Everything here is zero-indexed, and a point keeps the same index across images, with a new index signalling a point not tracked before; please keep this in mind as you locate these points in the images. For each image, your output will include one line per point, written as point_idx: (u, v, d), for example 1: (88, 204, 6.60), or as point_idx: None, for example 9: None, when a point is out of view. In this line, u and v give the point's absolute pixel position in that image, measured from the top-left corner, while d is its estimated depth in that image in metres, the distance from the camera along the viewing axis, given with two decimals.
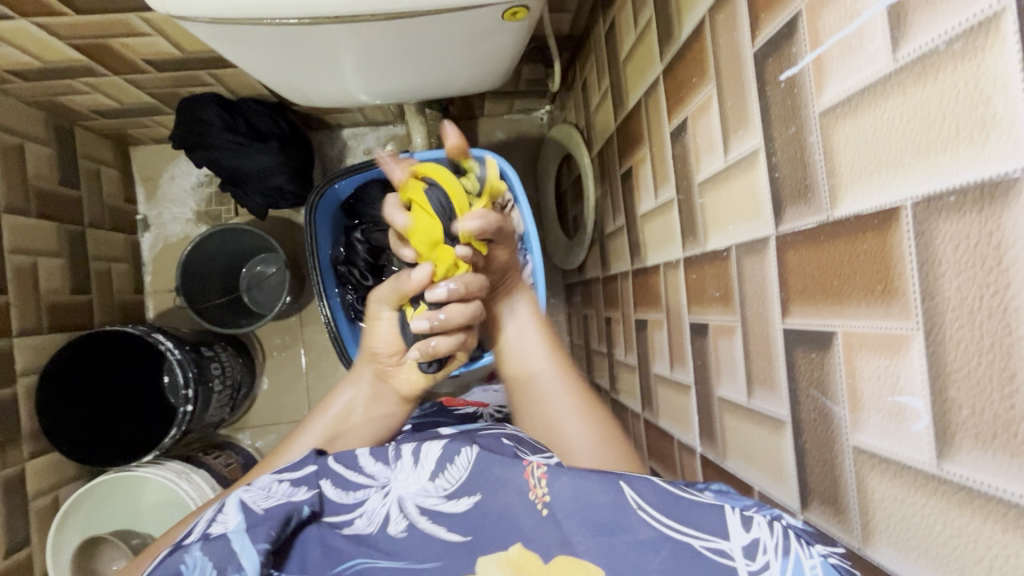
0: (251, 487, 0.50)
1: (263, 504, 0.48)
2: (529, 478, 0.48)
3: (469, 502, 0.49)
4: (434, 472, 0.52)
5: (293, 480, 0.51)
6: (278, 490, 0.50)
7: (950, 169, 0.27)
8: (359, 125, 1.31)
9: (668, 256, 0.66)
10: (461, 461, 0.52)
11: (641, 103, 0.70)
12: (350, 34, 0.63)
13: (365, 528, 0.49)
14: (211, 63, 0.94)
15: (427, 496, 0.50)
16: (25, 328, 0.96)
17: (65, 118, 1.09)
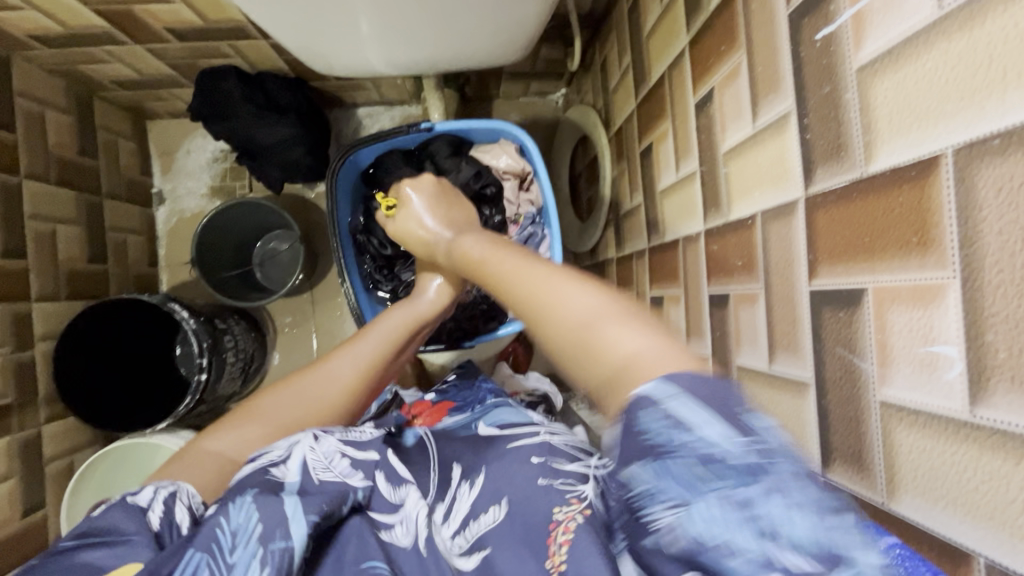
0: (317, 444, 0.55)
1: (320, 475, 0.52)
2: (552, 542, 0.46)
3: (479, 558, 0.50)
4: (460, 528, 0.55)
5: (353, 459, 0.56)
6: (337, 464, 0.55)
7: (994, 112, 0.27)
8: (374, 104, 1.31)
9: (687, 230, 0.66)
10: (486, 518, 0.54)
11: (664, 77, 0.69)
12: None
13: (401, 538, 0.53)
14: (232, 33, 0.95)
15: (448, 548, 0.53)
16: (43, 293, 0.97)
17: (84, 88, 1.10)
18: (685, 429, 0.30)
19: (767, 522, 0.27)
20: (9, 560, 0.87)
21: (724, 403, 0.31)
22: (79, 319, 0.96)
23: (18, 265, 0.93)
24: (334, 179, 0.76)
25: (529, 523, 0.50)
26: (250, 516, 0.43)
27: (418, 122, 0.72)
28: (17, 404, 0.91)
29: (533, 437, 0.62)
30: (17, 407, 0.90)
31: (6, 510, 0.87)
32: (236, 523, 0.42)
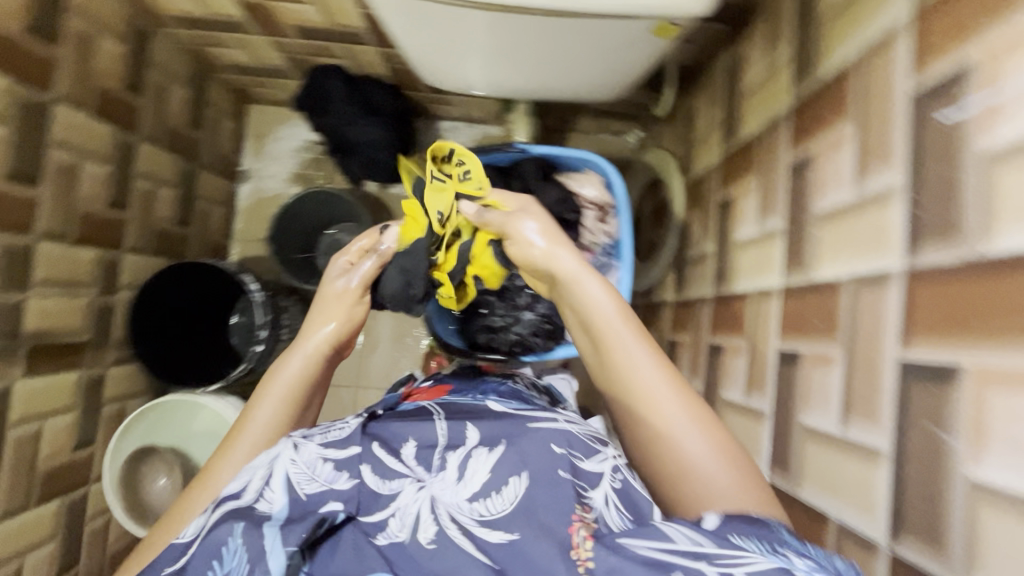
0: (297, 457, 0.54)
1: (306, 489, 0.52)
2: (574, 532, 0.47)
3: (506, 537, 0.48)
4: (475, 495, 0.52)
5: (338, 463, 0.55)
6: (322, 468, 0.54)
7: None
8: (457, 120, 1.38)
9: (761, 283, 0.67)
10: (507, 492, 0.52)
11: (758, 135, 0.71)
12: (504, 24, 0.65)
13: (397, 534, 0.50)
14: (349, 37, 1.02)
15: (462, 512, 0.51)
16: (134, 246, 1.04)
17: (203, 67, 1.19)
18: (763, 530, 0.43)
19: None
20: (55, 488, 0.91)
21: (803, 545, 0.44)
22: (150, 283, 1.03)
23: (120, 217, 1.00)
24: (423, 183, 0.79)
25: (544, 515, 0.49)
26: (240, 555, 0.48)
27: (514, 143, 0.76)
28: (93, 343, 0.97)
29: (553, 424, 0.59)
30: (91, 345, 0.96)
31: (62, 440, 0.92)
32: (230, 564, 0.48)
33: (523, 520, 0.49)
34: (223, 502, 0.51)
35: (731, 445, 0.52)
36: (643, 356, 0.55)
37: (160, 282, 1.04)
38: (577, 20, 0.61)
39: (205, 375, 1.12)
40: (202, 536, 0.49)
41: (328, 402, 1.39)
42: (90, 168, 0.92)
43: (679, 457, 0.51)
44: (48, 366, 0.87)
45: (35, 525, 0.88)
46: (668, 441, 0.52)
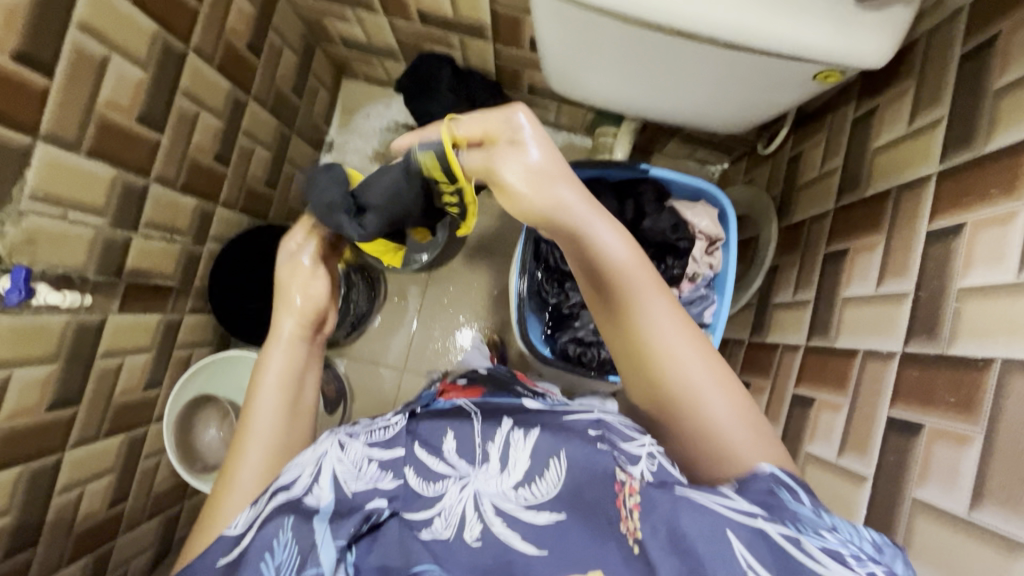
0: (344, 456, 0.58)
1: (352, 486, 0.56)
2: (621, 505, 0.48)
3: (552, 518, 0.50)
4: (518, 482, 0.54)
5: (382, 463, 0.59)
6: (367, 468, 0.58)
7: None
8: (544, 124, 1.38)
9: (874, 345, 0.66)
10: (551, 475, 0.53)
11: (888, 195, 0.70)
12: (664, 43, 0.63)
13: (442, 532, 0.53)
14: (470, 30, 1.03)
15: (505, 500, 0.53)
16: (228, 200, 1.06)
17: (314, 37, 1.21)
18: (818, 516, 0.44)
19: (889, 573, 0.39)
20: (122, 423, 0.93)
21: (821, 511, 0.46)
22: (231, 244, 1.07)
23: (222, 171, 1.02)
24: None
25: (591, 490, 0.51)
26: (291, 548, 0.51)
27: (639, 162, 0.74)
28: (178, 289, 0.99)
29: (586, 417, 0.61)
30: (176, 290, 0.98)
31: (136, 378, 0.94)
32: (280, 557, 0.51)
33: (572, 513, 0.50)
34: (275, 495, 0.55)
35: (750, 412, 0.56)
36: (666, 314, 0.57)
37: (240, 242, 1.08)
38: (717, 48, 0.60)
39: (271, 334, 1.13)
40: (258, 528, 0.53)
41: (372, 379, 1.39)
42: (206, 120, 0.94)
43: (704, 421, 0.55)
44: (138, 303, 0.90)
45: (100, 455, 0.90)
46: (699, 403, 0.55)
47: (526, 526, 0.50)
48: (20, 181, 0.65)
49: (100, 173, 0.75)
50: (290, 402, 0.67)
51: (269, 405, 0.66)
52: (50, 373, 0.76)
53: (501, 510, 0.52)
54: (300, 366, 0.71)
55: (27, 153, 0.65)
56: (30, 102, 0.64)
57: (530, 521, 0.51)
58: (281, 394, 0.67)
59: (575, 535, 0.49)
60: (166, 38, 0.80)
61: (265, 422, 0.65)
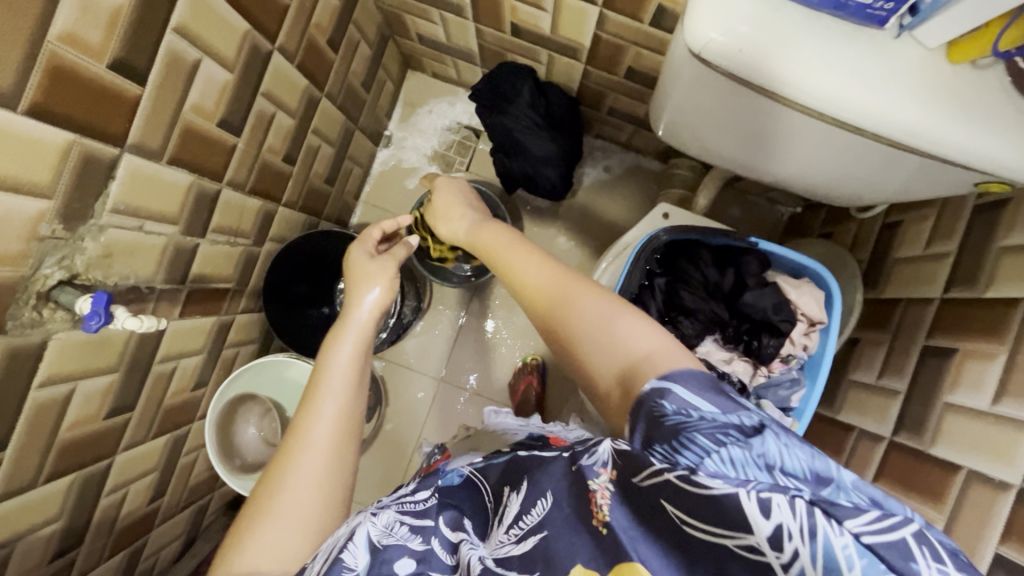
0: (376, 519, 0.49)
1: (386, 542, 0.47)
2: (590, 505, 0.42)
3: (536, 541, 0.42)
4: (509, 524, 0.46)
5: (412, 525, 0.49)
6: (397, 529, 0.49)
7: None
8: (614, 143, 1.32)
9: (985, 468, 0.62)
10: (536, 507, 0.44)
11: (1014, 304, 0.66)
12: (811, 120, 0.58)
13: None
14: (563, 49, 0.96)
15: (500, 545, 0.44)
16: (290, 200, 1.02)
17: (389, 29, 1.14)
18: (693, 408, 0.44)
19: (768, 457, 0.39)
20: (170, 423, 0.91)
21: (712, 390, 0.45)
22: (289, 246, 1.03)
23: (289, 171, 0.97)
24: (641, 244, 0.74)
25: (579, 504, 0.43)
26: None
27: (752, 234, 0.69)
28: (234, 290, 0.95)
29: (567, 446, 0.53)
30: (232, 293, 0.95)
31: (187, 380, 0.92)
32: None
33: (556, 529, 0.42)
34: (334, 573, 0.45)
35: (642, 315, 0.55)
36: (526, 263, 0.64)
37: (297, 246, 1.04)
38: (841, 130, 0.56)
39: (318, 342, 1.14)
40: None
41: (410, 382, 1.37)
42: (281, 120, 0.89)
43: (597, 343, 0.54)
44: (198, 308, 0.87)
45: (147, 455, 0.88)
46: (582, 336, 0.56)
47: (518, 563, 0.42)
48: (104, 194, 0.61)
49: (177, 181, 0.71)
50: (356, 387, 0.62)
51: (334, 398, 0.60)
52: (111, 383, 0.73)
53: (499, 558, 0.43)
54: (365, 353, 0.65)
55: (112, 165, 0.60)
56: (119, 112, 0.59)
57: (524, 561, 0.42)
58: (354, 365, 0.63)
59: (565, 548, 0.41)
60: (254, 37, 0.74)
61: (341, 378, 0.61)
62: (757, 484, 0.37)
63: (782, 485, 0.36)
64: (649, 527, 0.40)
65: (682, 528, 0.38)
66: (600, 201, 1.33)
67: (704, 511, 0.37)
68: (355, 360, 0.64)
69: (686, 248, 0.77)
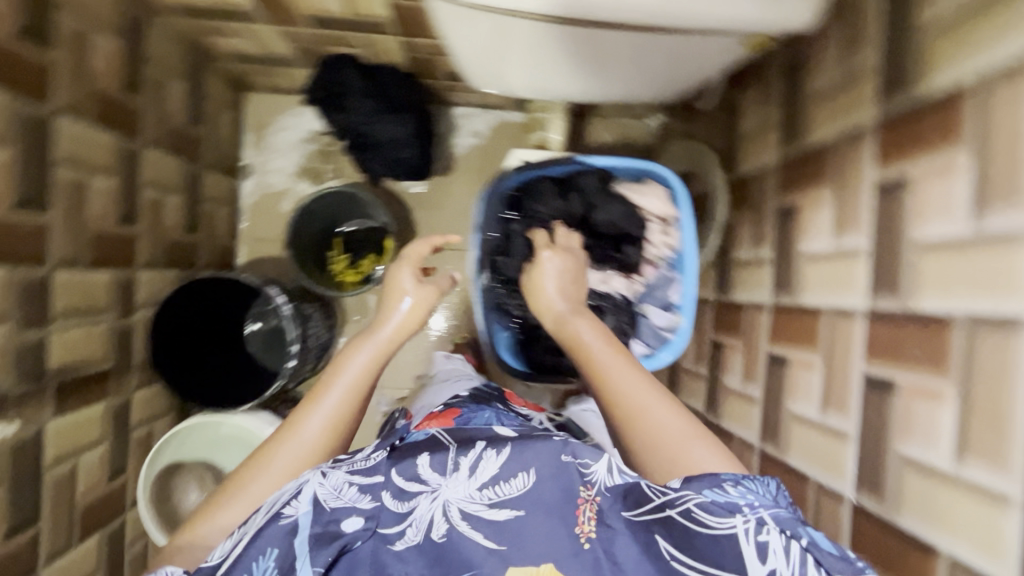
0: (325, 479, 0.53)
1: (333, 504, 0.51)
2: (579, 513, 0.51)
3: (511, 516, 0.50)
4: (484, 484, 0.53)
5: (362, 485, 0.53)
6: (346, 491, 0.53)
7: None
8: (472, 105, 1.30)
9: (840, 302, 0.66)
10: (517, 483, 0.53)
11: (830, 144, 0.70)
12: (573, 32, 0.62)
13: (413, 539, 0.50)
14: (371, 27, 0.94)
15: (470, 502, 0.52)
16: (148, 260, 0.97)
17: (200, 56, 1.08)
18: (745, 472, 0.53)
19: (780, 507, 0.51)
20: (93, 522, 0.87)
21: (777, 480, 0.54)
22: (173, 295, 0.95)
23: (131, 232, 0.92)
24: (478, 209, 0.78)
25: (568, 490, 0.52)
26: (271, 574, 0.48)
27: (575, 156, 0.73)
28: (116, 369, 0.90)
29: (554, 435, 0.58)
30: (115, 372, 0.90)
31: (96, 473, 0.87)
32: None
33: (534, 509, 0.51)
34: (278, 518, 0.50)
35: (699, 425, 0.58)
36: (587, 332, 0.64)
37: (176, 302, 0.97)
38: (603, 33, 0.61)
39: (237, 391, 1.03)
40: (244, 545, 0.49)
41: None
42: (97, 183, 0.83)
43: (652, 435, 0.57)
44: (76, 400, 0.82)
45: (78, 562, 0.84)
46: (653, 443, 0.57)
47: (486, 524, 0.50)
48: None
49: None
50: (356, 405, 0.63)
51: (320, 413, 0.61)
52: None
53: (467, 513, 0.51)
54: (372, 378, 0.65)
55: None
56: None
57: (498, 525, 0.50)
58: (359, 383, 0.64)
59: (542, 527, 0.50)
60: (19, 104, 0.69)
61: (335, 402, 0.62)
62: (759, 520, 0.47)
63: (786, 527, 0.47)
64: (631, 543, 0.49)
65: (670, 560, 0.47)
66: (477, 166, 1.32)
67: (701, 545, 0.47)
68: (358, 375, 0.64)
69: (532, 186, 0.79)
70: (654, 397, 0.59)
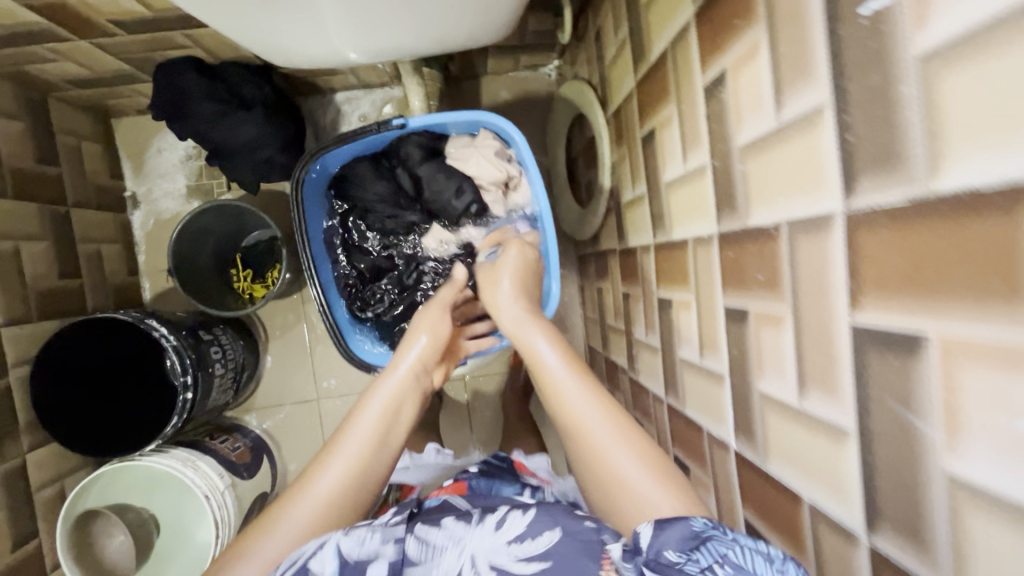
0: (348, 531, 0.47)
1: (357, 554, 0.45)
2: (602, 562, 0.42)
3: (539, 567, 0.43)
4: (513, 538, 0.46)
5: (385, 536, 0.47)
6: (370, 539, 0.46)
7: None
8: (352, 88, 1.21)
9: (698, 231, 0.58)
10: (542, 539, 0.45)
11: (666, 53, 0.61)
12: None
13: None
14: (185, 23, 0.85)
15: (499, 555, 0.45)
16: (12, 316, 0.92)
17: (34, 90, 1.01)
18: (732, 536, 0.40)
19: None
20: None
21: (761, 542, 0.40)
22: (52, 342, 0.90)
23: None
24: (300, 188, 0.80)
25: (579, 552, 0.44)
26: None
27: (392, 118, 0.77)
28: None
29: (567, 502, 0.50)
30: None
31: None
32: None
33: (561, 564, 0.43)
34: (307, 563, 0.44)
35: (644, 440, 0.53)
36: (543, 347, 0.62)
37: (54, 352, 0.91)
38: None
39: (129, 437, 0.94)
40: None
41: (293, 417, 1.28)
42: None
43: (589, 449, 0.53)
44: None
45: None
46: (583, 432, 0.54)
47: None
48: None
49: None
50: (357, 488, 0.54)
51: (341, 462, 0.54)
52: None
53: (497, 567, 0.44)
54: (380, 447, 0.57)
55: None
56: None
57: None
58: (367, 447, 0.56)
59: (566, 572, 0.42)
60: None
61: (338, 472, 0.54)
62: None
63: None
64: None
65: None
66: None
67: None
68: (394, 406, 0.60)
69: (355, 169, 0.84)
70: (595, 414, 0.54)
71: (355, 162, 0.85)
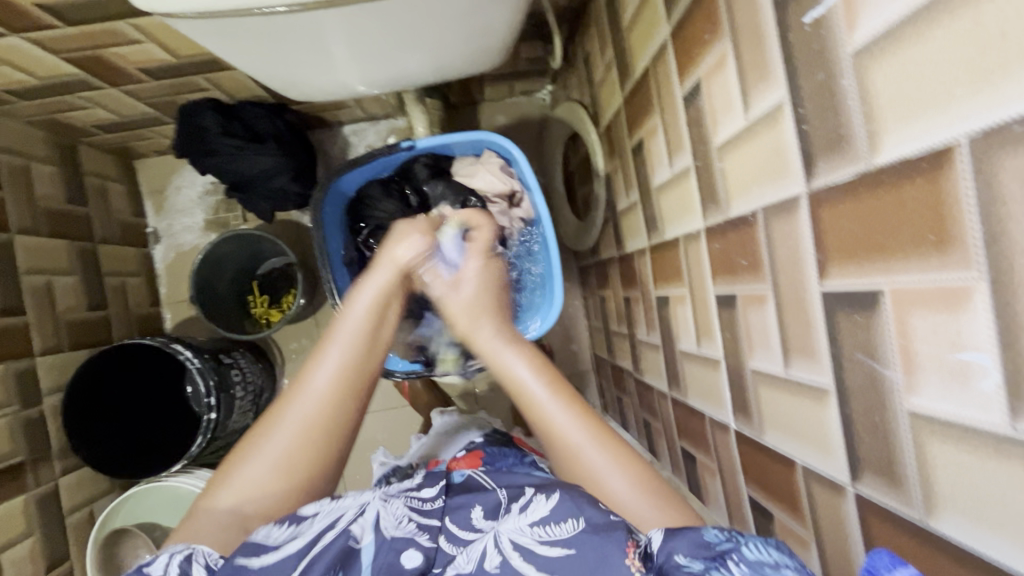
0: (386, 506, 0.49)
1: (393, 532, 0.46)
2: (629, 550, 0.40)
3: (564, 552, 0.42)
4: (536, 521, 0.45)
5: (421, 522, 0.48)
6: (407, 524, 0.48)
7: (978, 105, 0.26)
8: (359, 121, 1.29)
9: (687, 227, 0.62)
10: (568, 525, 0.44)
11: (648, 70, 0.66)
12: (342, 19, 0.59)
13: (464, 567, 0.44)
14: (206, 67, 0.93)
15: (522, 535, 0.45)
16: (45, 346, 0.97)
17: (65, 135, 1.08)
18: (741, 538, 0.38)
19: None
20: None
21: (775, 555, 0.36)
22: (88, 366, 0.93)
23: (17, 323, 0.92)
24: (319, 208, 0.87)
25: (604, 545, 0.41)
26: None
27: (399, 142, 0.83)
28: (31, 460, 0.90)
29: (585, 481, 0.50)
30: (31, 462, 0.90)
31: (29, 567, 0.86)
32: None
33: (586, 547, 0.41)
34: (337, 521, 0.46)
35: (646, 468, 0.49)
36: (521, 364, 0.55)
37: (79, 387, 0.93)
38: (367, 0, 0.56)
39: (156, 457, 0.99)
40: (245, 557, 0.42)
41: None
42: None
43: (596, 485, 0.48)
44: None
45: None
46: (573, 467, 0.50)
47: (538, 561, 0.42)
48: None
49: None
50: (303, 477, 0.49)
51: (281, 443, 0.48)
52: None
53: (519, 545, 0.44)
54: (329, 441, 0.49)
55: None
56: None
57: (547, 562, 0.42)
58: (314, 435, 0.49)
59: (592, 552, 0.41)
60: None
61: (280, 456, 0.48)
62: None
63: None
64: None
65: None
66: None
67: None
68: (329, 416, 0.49)
69: (369, 190, 0.91)
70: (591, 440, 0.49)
71: (369, 185, 0.92)
